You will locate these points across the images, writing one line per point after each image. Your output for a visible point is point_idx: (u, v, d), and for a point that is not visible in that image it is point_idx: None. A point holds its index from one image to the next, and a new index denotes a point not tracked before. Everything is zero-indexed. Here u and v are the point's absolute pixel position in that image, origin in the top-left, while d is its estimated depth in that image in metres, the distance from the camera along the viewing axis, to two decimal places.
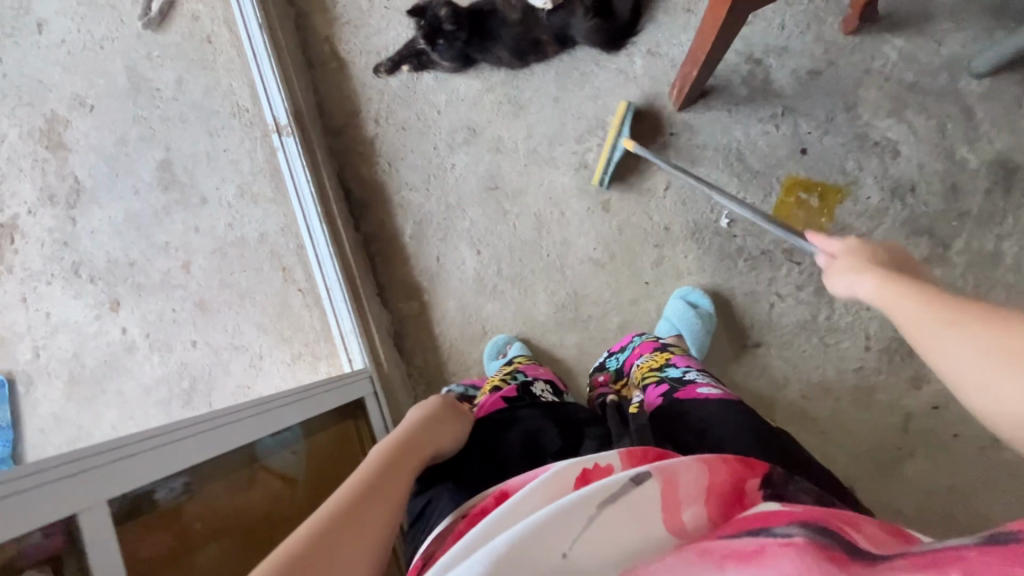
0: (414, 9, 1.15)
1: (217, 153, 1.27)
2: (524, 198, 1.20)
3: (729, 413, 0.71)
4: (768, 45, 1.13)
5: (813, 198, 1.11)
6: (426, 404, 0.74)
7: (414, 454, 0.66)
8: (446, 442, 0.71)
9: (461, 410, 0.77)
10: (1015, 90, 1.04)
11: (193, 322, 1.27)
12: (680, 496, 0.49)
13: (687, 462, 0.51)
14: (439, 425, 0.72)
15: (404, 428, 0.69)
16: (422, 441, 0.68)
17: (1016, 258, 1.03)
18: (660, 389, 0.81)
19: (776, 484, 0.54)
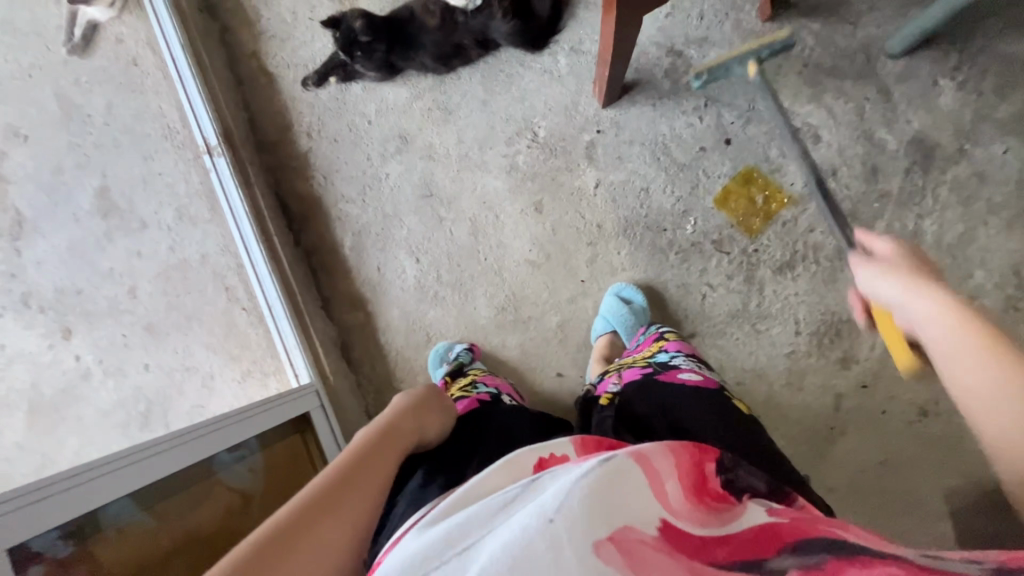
0: (329, 21, 1.14)
1: (153, 177, 1.27)
2: (458, 204, 1.21)
3: (704, 398, 0.71)
4: (688, 36, 1.13)
5: (757, 198, 1.11)
6: (412, 391, 0.68)
7: (393, 446, 0.60)
8: (428, 435, 0.65)
9: (445, 400, 0.70)
10: (928, 69, 1.05)
11: (144, 346, 1.24)
12: (658, 476, 0.48)
13: (660, 445, 0.50)
14: (422, 414, 0.65)
15: (385, 417, 0.63)
16: (403, 432, 0.62)
17: (937, 237, 1.05)
18: (644, 371, 0.82)
19: (727, 468, 0.54)
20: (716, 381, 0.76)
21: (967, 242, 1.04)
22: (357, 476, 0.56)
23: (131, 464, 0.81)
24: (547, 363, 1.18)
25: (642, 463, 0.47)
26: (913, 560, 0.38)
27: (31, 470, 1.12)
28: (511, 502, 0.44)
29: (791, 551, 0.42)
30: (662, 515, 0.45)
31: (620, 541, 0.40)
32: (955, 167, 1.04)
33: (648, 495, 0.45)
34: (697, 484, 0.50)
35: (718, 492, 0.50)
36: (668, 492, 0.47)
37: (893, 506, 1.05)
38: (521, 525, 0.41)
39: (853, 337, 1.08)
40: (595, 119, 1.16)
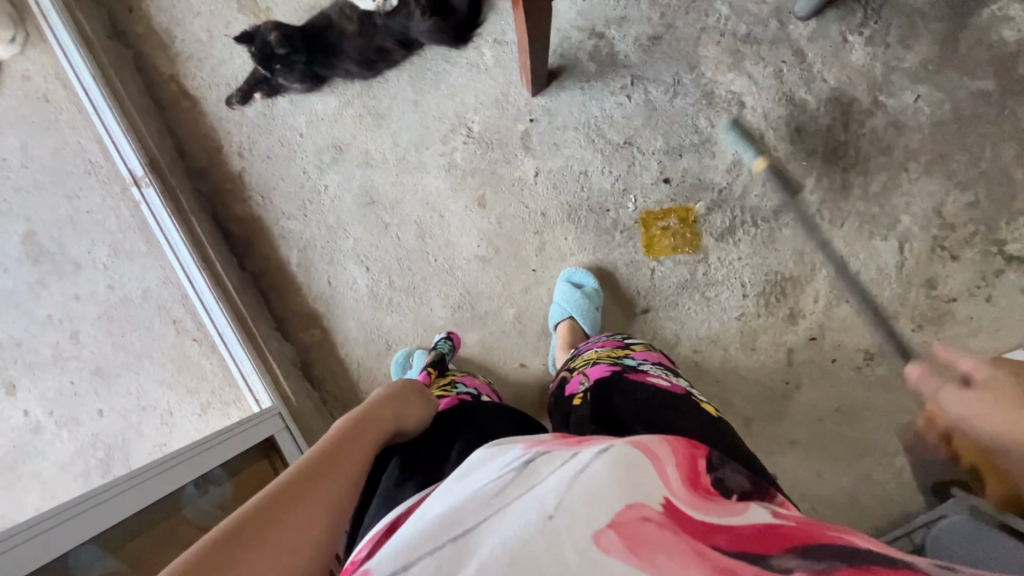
0: (242, 37, 1.11)
1: (80, 217, 1.22)
2: (402, 208, 1.20)
3: (674, 402, 0.72)
4: (607, 17, 1.14)
5: (673, 223, 1.14)
6: (394, 381, 0.68)
7: (372, 430, 0.60)
8: (409, 422, 0.65)
9: (427, 394, 0.71)
10: (837, 27, 1.09)
11: (94, 391, 1.20)
12: (661, 461, 0.47)
13: (658, 436, 0.50)
14: (402, 401, 0.65)
15: (365, 403, 0.63)
16: (384, 418, 0.62)
17: (863, 188, 1.09)
18: (613, 368, 0.81)
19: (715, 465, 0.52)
20: (683, 389, 0.77)
21: (891, 190, 1.08)
22: (338, 459, 0.56)
23: (82, 512, 0.78)
24: (509, 355, 1.18)
25: (644, 455, 0.46)
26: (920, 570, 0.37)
27: None
28: (506, 489, 0.43)
29: (796, 552, 0.39)
30: (666, 496, 0.43)
31: (622, 525, 0.39)
32: (873, 119, 1.08)
33: (650, 476, 0.44)
34: (693, 479, 0.48)
35: (709, 488, 0.48)
36: (669, 475, 0.46)
37: (853, 449, 1.10)
38: (521, 522, 0.39)
39: (797, 293, 1.11)
40: (527, 109, 1.17)
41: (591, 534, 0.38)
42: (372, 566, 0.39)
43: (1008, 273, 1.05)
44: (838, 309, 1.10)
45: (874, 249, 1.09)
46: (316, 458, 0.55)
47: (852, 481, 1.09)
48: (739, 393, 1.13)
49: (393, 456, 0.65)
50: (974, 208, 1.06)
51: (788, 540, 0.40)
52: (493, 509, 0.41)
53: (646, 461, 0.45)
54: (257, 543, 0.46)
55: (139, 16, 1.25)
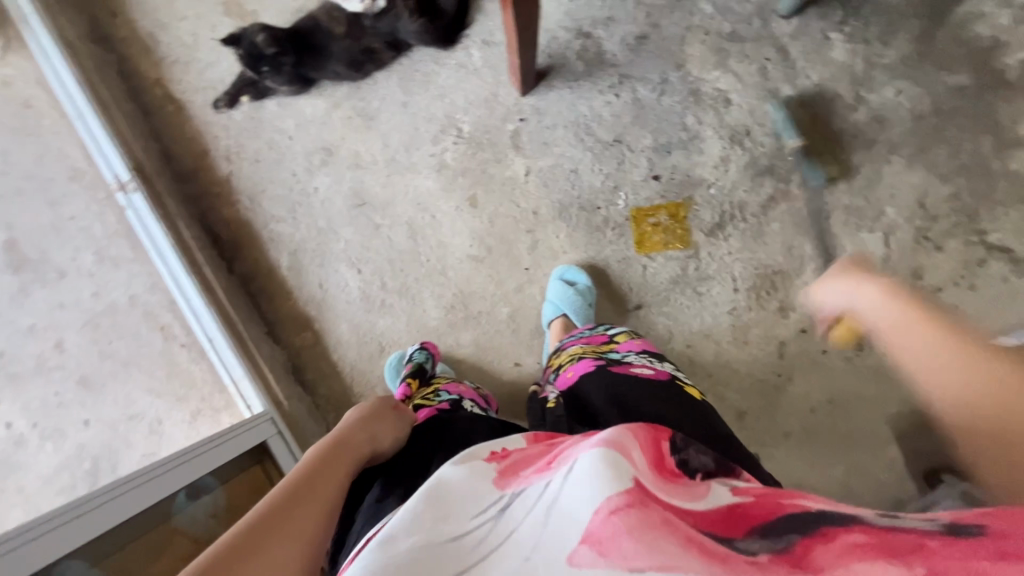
0: (228, 39, 1.10)
1: (64, 224, 1.19)
2: (393, 209, 1.20)
3: (656, 392, 0.72)
4: (594, 17, 1.15)
5: (664, 219, 1.15)
6: (367, 401, 0.67)
7: (344, 460, 0.59)
8: (384, 442, 0.64)
9: (403, 411, 0.69)
10: (819, 25, 1.11)
11: (80, 401, 1.17)
12: (628, 444, 0.44)
13: (622, 421, 0.47)
14: (375, 423, 0.64)
15: (335, 432, 0.62)
16: (356, 444, 0.61)
17: (848, 182, 1.11)
18: (595, 363, 0.81)
19: (680, 448, 0.52)
20: (667, 373, 0.77)
21: (875, 182, 1.11)
22: (307, 494, 0.54)
23: (75, 518, 0.77)
24: (503, 354, 1.18)
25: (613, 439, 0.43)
26: (872, 521, 0.38)
27: None
28: (485, 534, 0.41)
29: (759, 536, 0.40)
30: (635, 475, 0.40)
31: (596, 533, 0.36)
32: (856, 114, 1.11)
33: (620, 455, 0.41)
34: (659, 462, 0.47)
35: (675, 471, 0.48)
36: (636, 457, 0.43)
37: (845, 440, 1.11)
38: (505, 572, 0.37)
39: (787, 287, 1.12)
40: (517, 108, 1.17)
41: (568, 563, 0.36)
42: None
43: (990, 262, 1.07)
44: None
45: (860, 242, 1.11)
46: (283, 495, 0.53)
47: (844, 472, 1.10)
48: (733, 386, 1.14)
49: (375, 479, 0.62)
50: (955, 199, 1.08)
51: (752, 526, 0.41)
52: (469, 558, 0.39)
53: (612, 442, 0.42)
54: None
55: (122, 19, 1.24)
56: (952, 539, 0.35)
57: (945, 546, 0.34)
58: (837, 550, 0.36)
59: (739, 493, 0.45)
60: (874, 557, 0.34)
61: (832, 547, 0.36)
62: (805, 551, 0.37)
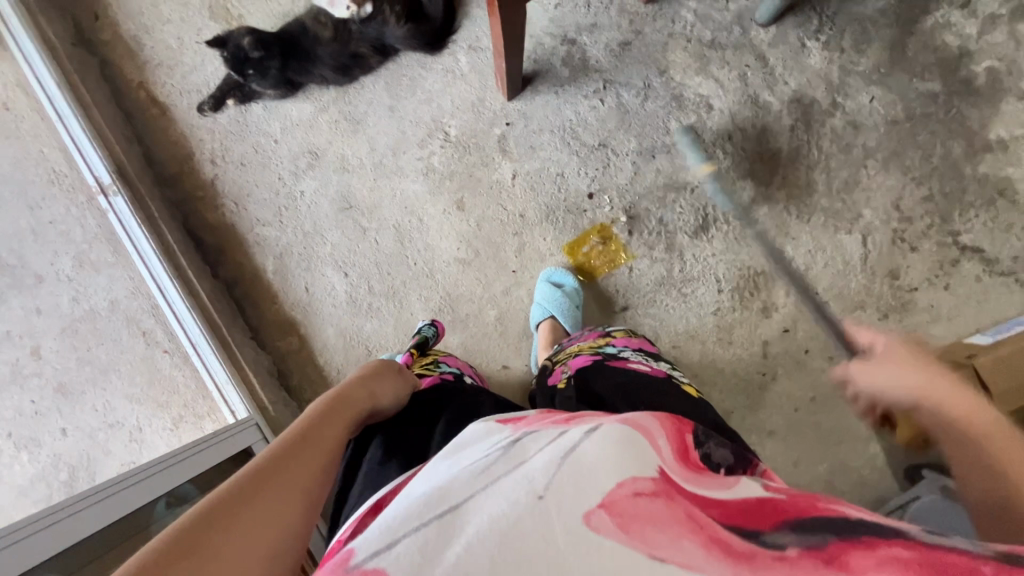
0: (215, 41, 1.11)
1: (43, 228, 1.18)
2: (380, 212, 1.20)
3: (653, 384, 0.73)
4: (579, 24, 1.17)
5: (598, 244, 1.17)
6: (368, 363, 0.71)
7: (350, 409, 0.62)
8: (385, 398, 0.68)
9: (404, 372, 0.74)
10: (796, 32, 1.14)
11: (58, 409, 1.15)
12: (653, 436, 0.47)
13: (650, 414, 0.50)
14: (377, 381, 0.68)
15: (337, 387, 0.65)
16: (360, 397, 0.64)
17: (826, 184, 1.14)
18: (593, 357, 0.82)
19: (702, 440, 0.55)
20: (665, 371, 0.78)
21: (852, 185, 1.14)
22: (316, 435, 0.57)
23: (56, 521, 0.76)
24: (492, 357, 1.18)
25: (639, 430, 0.46)
26: (916, 535, 0.37)
27: None
28: (491, 465, 0.43)
29: (790, 526, 0.38)
30: (660, 467, 0.42)
31: (611, 506, 0.37)
32: (833, 119, 1.14)
33: (646, 447, 0.44)
34: (683, 452, 0.49)
35: (700, 463, 0.50)
36: (661, 447, 0.46)
37: (829, 437, 1.13)
38: (509, 499, 0.38)
39: (770, 287, 1.15)
40: (503, 113, 1.18)
41: (581, 517, 0.36)
42: (355, 545, 0.38)
43: (963, 261, 1.11)
44: (810, 301, 1.14)
45: (839, 243, 1.14)
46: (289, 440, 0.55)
47: (828, 469, 1.12)
48: (718, 386, 1.15)
49: (375, 435, 0.68)
50: (929, 201, 1.12)
51: (781, 512, 0.40)
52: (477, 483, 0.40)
53: (640, 436, 0.45)
54: (235, 525, 0.45)
55: (105, 22, 1.23)
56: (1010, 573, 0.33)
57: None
58: (877, 559, 0.34)
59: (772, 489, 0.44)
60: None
61: (875, 554, 0.35)
62: (840, 552, 0.35)
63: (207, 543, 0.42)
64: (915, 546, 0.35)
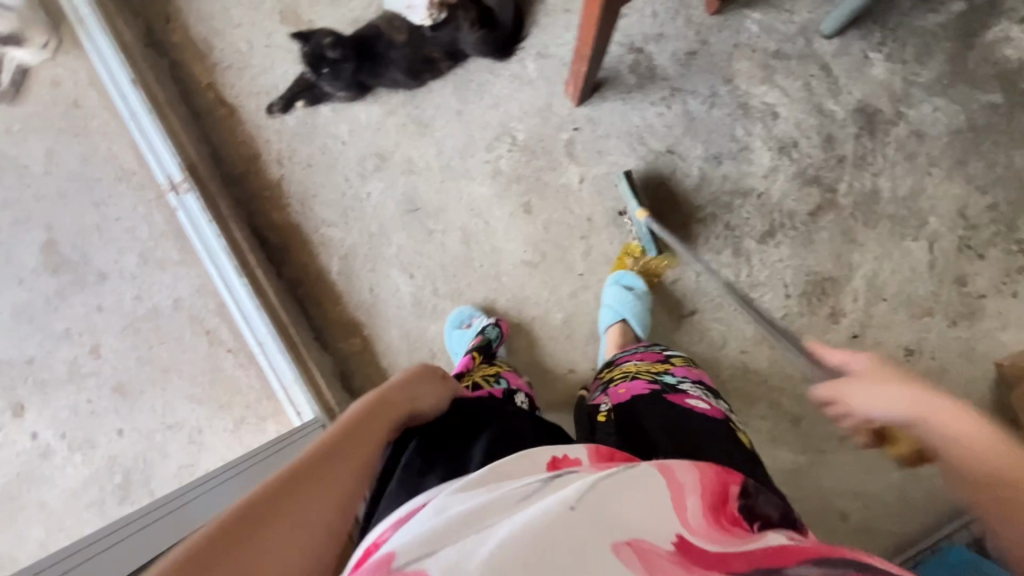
0: (298, 36, 1.13)
1: (109, 224, 1.17)
2: (446, 215, 1.20)
3: (714, 431, 0.72)
4: (645, 34, 1.20)
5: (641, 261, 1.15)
6: (413, 366, 0.68)
7: (388, 416, 0.61)
8: (425, 405, 0.65)
9: (446, 379, 0.70)
10: (859, 45, 1.17)
11: (114, 410, 1.14)
12: (681, 489, 0.50)
13: (683, 463, 0.53)
14: (418, 386, 0.65)
15: (380, 387, 0.63)
16: (400, 402, 0.63)
17: (891, 192, 1.16)
18: (651, 386, 0.81)
19: (750, 492, 0.55)
20: (722, 414, 0.77)
21: (917, 194, 1.15)
22: (351, 441, 0.57)
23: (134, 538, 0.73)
24: (558, 360, 1.18)
25: (664, 475, 0.51)
26: None
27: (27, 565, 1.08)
28: (531, 492, 0.47)
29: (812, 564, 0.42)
30: (678, 532, 0.45)
31: (636, 544, 0.43)
32: (896, 128, 1.16)
33: (666, 502, 0.48)
34: (719, 504, 0.51)
35: (736, 516, 0.50)
36: (687, 506, 0.48)
37: None
38: (543, 507, 0.44)
39: (837, 293, 1.15)
40: (571, 118, 1.20)
41: (608, 541, 0.42)
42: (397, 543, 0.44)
43: None
44: (876, 307, 1.15)
45: (905, 250, 1.15)
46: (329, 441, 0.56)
47: (900, 477, 1.11)
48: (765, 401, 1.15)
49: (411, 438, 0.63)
50: (994, 210, 1.13)
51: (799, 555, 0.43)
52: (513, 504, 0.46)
53: (667, 486, 0.49)
54: (269, 527, 0.48)
55: (175, 25, 1.25)
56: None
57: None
58: None
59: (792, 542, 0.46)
60: None
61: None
62: None
63: (231, 546, 0.45)
64: None
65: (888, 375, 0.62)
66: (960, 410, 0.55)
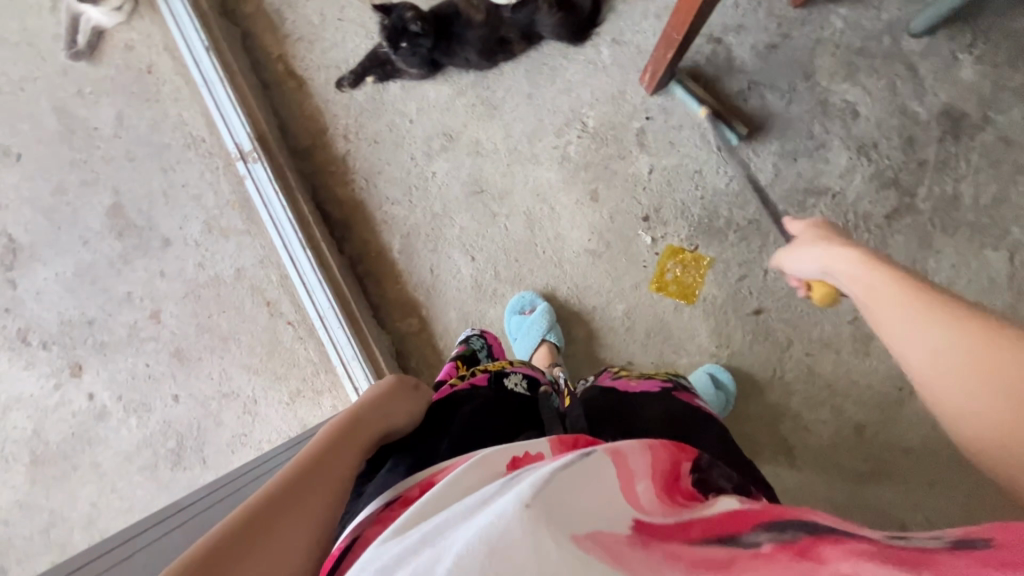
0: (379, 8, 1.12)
1: (175, 190, 1.17)
2: (511, 198, 1.19)
3: (724, 434, 0.65)
4: (725, 25, 1.18)
5: (685, 270, 1.15)
6: (384, 378, 0.61)
7: (360, 438, 0.54)
8: (399, 420, 0.59)
9: (420, 390, 0.64)
10: (948, 45, 1.14)
11: (172, 375, 1.14)
12: (633, 476, 0.44)
13: (637, 442, 0.47)
14: (391, 402, 0.59)
15: (351, 408, 0.56)
16: (372, 421, 0.56)
17: (973, 199, 1.11)
18: (663, 382, 0.73)
19: (703, 468, 0.52)
20: None
21: (1000, 202, 1.11)
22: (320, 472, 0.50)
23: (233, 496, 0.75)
24: (617, 352, 1.15)
25: (620, 459, 0.44)
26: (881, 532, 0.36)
27: (81, 523, 1.09)
28: (487, 500, 0.39)
29: (765, 526, 0.39)
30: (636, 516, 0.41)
31: (596, 538, 0.37)
32: (982, 134, 1.12)
33: (621, 488, 0.42)
34: (674, 482, 0.48)
35: (690, 492, 0.48)
36: (642, 489, 0.44)
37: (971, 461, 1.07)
38: (496, 512, 0.36)
39: None
40: (643, 106, 1.18)
41: (567, 534, 0.35)
42: None
43: None
44: None
45: (985, 259, 1.10)
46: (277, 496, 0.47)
47: (966, 494, 1.05)
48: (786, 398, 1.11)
49: (388, 458, 0.59)
50: None
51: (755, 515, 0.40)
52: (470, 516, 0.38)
53: (618, 459, 0.44)
54: None
55: None
56: (962, 551, 0.33)
57: (948, 559, 0.32)
58: (844, 550, 0.34)
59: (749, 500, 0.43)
60: (885, 565, 0.32)
61: (839, 547, 0.35)
62: (809, 545, 0.36)
63: None
64: (879, 540, 0.35)
65: (826, 241, 0.62)
66: (906, 320, 0.48)
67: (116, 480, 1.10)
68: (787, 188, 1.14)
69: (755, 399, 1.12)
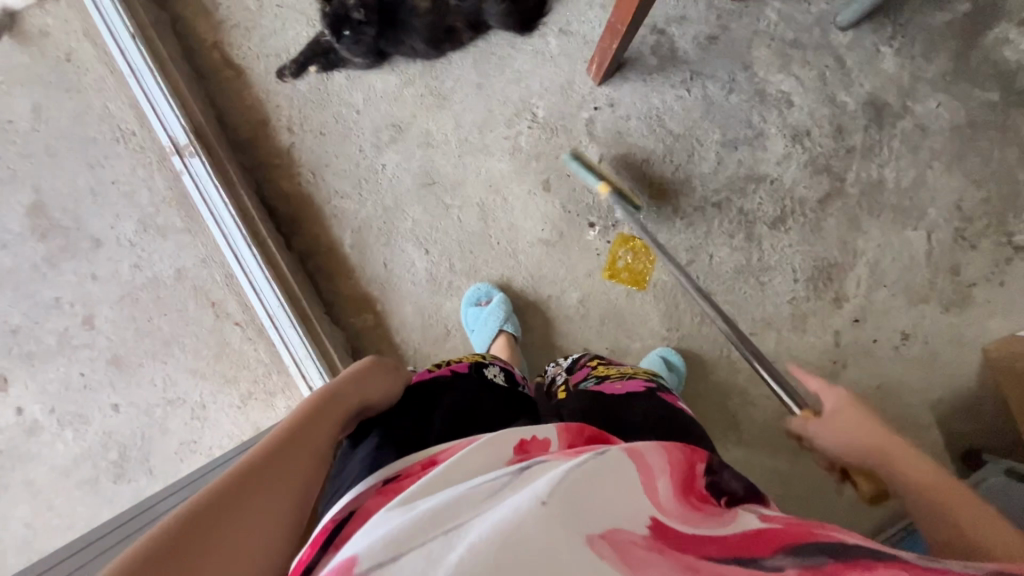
0: None
1: (104, 187, 1.10)
2: (464, 190, 1.18)
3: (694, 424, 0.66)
4: (667, 16, 1.21)
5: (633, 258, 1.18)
6: (360, 360, 0.62)
7: (336, 413, 0.55)
8: (375, 396, 0.59)
9: (398, 371, 0.65)
10: (871, 38, 1.21)
11: (110, 383, 1.08)
12: (651, 473, 0.45)
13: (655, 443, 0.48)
14: (367, 379, 0.60)
15: (326, 386, 0.57)
16: (348, 396, 0.57)
17: (896, 183, 1.20)
18: (646, 384, 0.73)
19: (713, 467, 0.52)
20: None
21: (919, 185, 1.19)
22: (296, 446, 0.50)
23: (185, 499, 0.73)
24: (573, 339, 1.18)
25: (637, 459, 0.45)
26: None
27: (14, 545, 1.02)
28: (497, 487, 0.40)
29: (790, 554, 0.38)
30: (652, 513, 0.41)
31: (611, 540, 0.37)
32: (902, 121, 1.20)
33: (639, 488, 0.42)
34: (686, 484, 0.47)
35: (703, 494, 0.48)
36: (658, 488, 0.44)
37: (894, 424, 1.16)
38: (512, 506, 0.37)
39: (842, 279, 1.18)
40: (591, 96, 1.19)
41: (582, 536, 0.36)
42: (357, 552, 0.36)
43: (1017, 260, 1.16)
44: (878, 293, 1.18)
45: (907, 239, 1.19)
46: (251, 469, 0.47)
47: None
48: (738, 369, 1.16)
49: (372, 429, 0.58)
50: (989, 202, 1.18)
51: (776, 541, 0.40)
52: (483, 504, 0.38)
53: (635, 458, 0.44)
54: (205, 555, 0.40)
55: None
56: None
57: None
58: None
59: (768, 522, 0.43)
60: None
61: None
62: None
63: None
64: None
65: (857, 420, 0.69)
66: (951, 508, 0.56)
67: (53, 497, 1.04)
68: (729, 175, 1.19)
69: (705, 378, 1.18)
